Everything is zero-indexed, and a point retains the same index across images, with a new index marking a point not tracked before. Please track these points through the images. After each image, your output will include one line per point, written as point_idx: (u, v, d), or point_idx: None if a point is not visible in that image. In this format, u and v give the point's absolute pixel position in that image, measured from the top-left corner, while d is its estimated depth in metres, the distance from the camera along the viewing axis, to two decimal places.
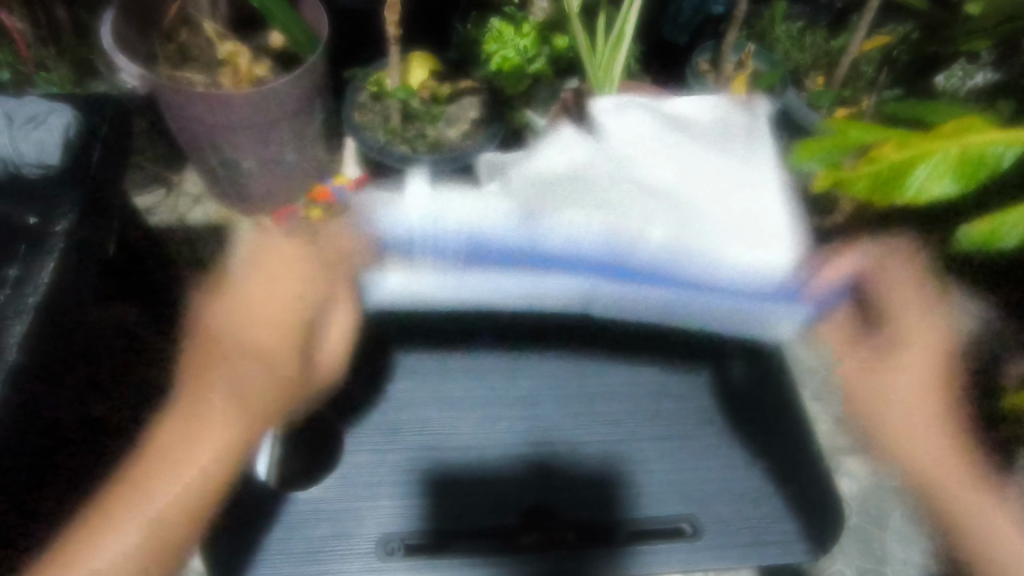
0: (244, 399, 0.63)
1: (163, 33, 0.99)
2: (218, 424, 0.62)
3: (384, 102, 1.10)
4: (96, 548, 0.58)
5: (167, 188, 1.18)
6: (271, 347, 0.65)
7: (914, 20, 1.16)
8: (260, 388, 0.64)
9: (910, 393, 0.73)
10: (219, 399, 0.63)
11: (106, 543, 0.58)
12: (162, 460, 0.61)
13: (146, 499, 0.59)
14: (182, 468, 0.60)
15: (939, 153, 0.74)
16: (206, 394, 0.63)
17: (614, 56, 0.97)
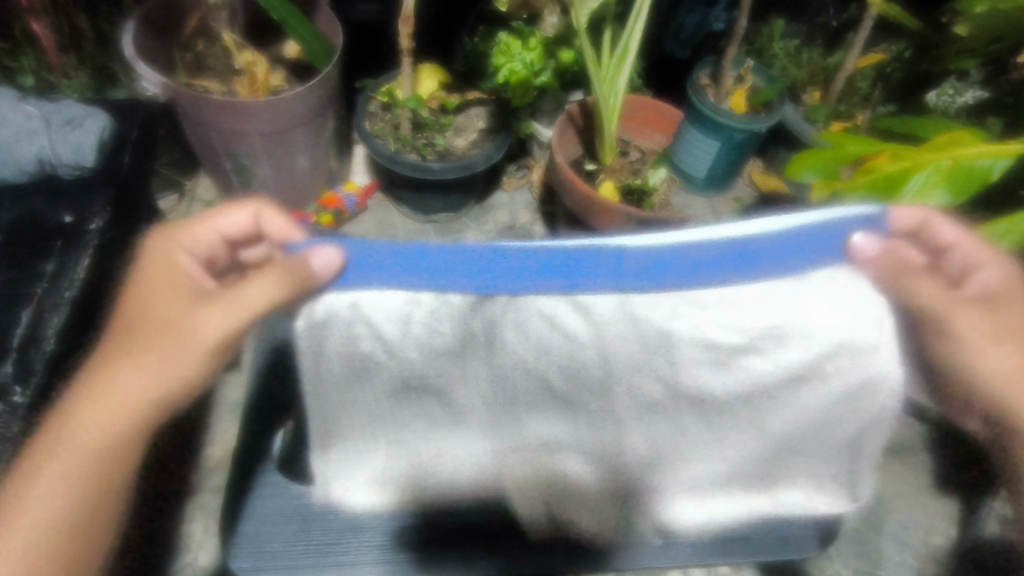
0: (154, 372, 0.53)
1: (181, 42, 1.02)
2: (123, 391, 0.53)
3: (394, 113, 1.13)
4: (10, 514, 0.49)
5: (179, 193, 1.20)
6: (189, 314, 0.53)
7: (906, 40, 1.21)
8: (170, 363, 0.53)
9: (1003, 371, 0.56)
10: (140, 367, 0.53)
11: (15, 504, 0.50)
12: (81, 443, 0.51)
13: (53, 471, 0.51)
14: (86, 432, 0.52)
15: (931, 165, 0.78)
16: (130, 357, 0.53)
17: (619, 70, 1.00)
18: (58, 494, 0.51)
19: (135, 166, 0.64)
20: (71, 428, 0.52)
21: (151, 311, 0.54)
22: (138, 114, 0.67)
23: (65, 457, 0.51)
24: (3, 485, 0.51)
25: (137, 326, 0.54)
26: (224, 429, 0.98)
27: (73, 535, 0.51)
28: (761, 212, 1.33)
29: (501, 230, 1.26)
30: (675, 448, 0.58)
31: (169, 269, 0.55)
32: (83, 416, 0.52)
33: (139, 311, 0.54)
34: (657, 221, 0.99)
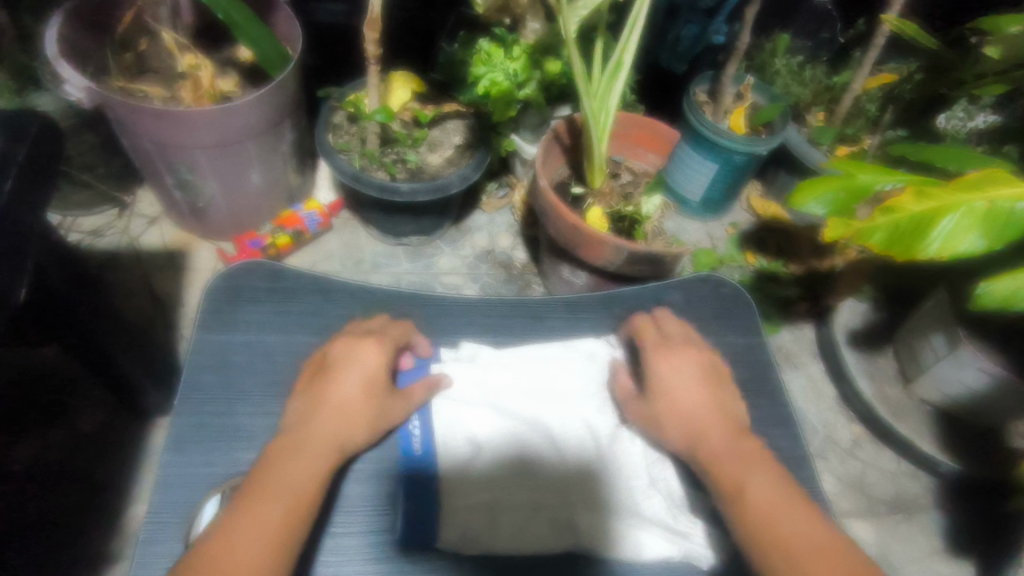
0: (342, 425, 0.58)
1: (117, 41, 0.89)
2: (307, 442, 0.56)
3: (361, 125, 1.01)
4: (241, 522, 0.50)
5: (120, 209, 1.08)
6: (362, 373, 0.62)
7: (918, 59, 1.13)
8: (361, 413, 0.60)
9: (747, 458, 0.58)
10: (324, 431, 0.57)
11: (260, 501, 0.51)
12: (283, 483, 0.53)
13: (275, 490, 0.52)
14: (298, 462, 0.54)
15: (964, 206, 0.69)
16: (318, 415, 0.58)
17: (612, 86, 0.90)
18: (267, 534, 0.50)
19: (19, 194, 0.52)
20: (288, 455, 0.55)
21: (335, 374, 0.61)
22: (29, 129, 0.55)
23: (290, 463, 0.54)
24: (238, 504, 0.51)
25: (327, 381, 0.61)
26: (151, 484, 0.85)
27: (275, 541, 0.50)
28: (760, 239, 1.25)
29: (479, 255, 1.15)
30: (563, 425, 0.68)
31: (348, 357, 0.63)
32: (300, 438, 0.56)
33: (320, 385, 0.61)
34: (651, 255, 0.89)
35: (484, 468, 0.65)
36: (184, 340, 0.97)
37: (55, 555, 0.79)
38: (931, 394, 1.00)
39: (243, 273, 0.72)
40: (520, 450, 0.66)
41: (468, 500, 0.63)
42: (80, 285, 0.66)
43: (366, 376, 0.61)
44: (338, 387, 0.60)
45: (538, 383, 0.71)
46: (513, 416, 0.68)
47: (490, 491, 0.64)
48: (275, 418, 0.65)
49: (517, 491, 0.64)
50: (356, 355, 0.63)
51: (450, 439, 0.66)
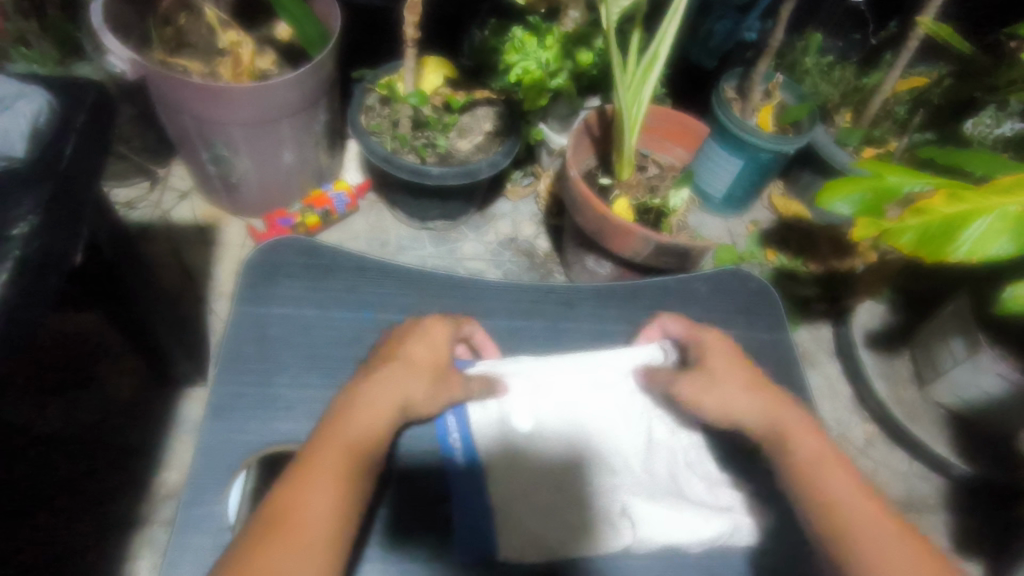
0: (404, 388, 0.56)
1: (159, 15, 0.90)
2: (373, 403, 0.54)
3: (393, 108, 1.02)
4: (300, 493, 0.48)
5: (151, 181, 1.10)
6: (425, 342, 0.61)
7: (950, 64, 1.13)
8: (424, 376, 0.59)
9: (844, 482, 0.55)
10: (385, 393, 0.55)
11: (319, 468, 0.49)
12: (343, 442, 0.51)
13: (326, 458, 0.50)
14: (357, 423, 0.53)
15: (996, 210, 0.70)
16: (386, 375, 0.57)
17: (645, 79, 0.91)
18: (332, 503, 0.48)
19: (79, 159, 0.54)
20: (352, 412, 0.54)
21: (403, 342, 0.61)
22: (88, 98, 0.57)
23: (352, 421, 0.53)
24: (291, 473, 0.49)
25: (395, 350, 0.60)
26: (179, 452, 0.87)
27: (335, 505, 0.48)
28: (781, 238, 1.25)
29: (502, 242, 1.17)
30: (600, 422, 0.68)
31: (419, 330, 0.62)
32: (361, 398, 0.55)
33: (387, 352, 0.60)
34: (678, 248, 0.89)
35: (521, 463, 0.64)
36: (212, 314, 0.99)
37: (85, 517, 0.81)
38: (947, 398, 1.01)
39: (281, 248, 0.73)
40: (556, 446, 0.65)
41: (505, 494, 0.62)
42: (122, 251, 0.68)
43: (428, 346, 0.61)
44: (404, 354, 0.59)
45: (581, 383, 0.69)
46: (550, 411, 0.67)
47: (527, 486, 0.63)
48: (310, 390, 0.66)
49: (562, 488, 0.63)
50: (421, 326, 0.62)
51: (495, 434, 0.65)
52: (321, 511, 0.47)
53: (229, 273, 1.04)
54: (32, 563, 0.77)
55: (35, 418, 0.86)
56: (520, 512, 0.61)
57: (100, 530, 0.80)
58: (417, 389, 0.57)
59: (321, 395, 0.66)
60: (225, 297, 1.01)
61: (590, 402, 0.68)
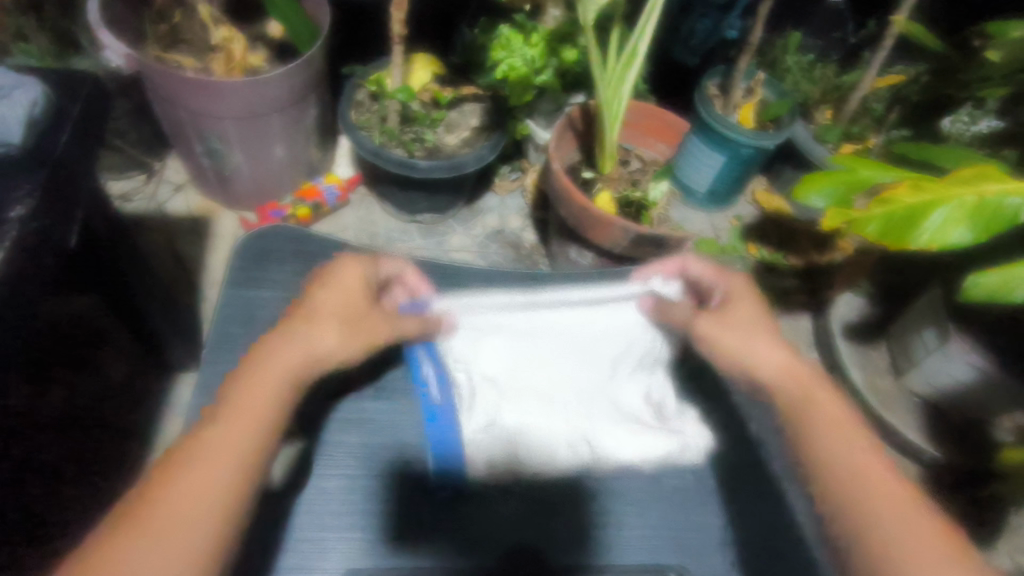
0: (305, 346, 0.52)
1: (153, 12, 0.93)
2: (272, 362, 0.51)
3: (383, 103, 1.05)
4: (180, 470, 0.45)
5: (147, 174, 1.13)
6: (337, 289, 0.57)
7: (926, 63, 1.16)
8: (341, 323, 0.55)
9: (853, 442, 0.53)
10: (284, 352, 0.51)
11: (201, 445, 0.46)
12: (232, 410, 0.48)
13: (216, 433, 0.47)
14: (255, 396, 0.49)
15: (956, 201, 0.72)
16: (286, 331, 0.53)
17: (626, 75, 0.94)
18: (205, 484, 0.45)
19: (73, 148, 0.57)
20: (249, 373, 0.50)
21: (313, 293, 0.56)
22: (83, 89, 0.60)
23: (252, 385, 0.49)
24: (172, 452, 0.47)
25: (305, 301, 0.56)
26: (172, 434, 0.90)
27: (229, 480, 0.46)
28: (762, 232, 1.28)
29: (489, 235, 1.19)
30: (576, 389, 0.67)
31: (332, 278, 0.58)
32: (265, 357, 0.51)
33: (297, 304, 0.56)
34: (656, 238, 0.92)
35: (499, 431, 0.63)
36: (206, 302, 1.02)
37: (78, 493, 0.83)
38: (921, 387, 1.03)
39: (271, 235, 0.77)
40: (534, 415, 0.65)
41: (486, 463, 0.62)
42: (116, 236, 0.71)
43: (340, 291, 0.57)
44: (310, 305, 0.55)
45: (557, 350, 0.68)
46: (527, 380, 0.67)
47: (506, 454, 0.63)
48: None
49: (540, 461, 0.63)
50: (336, 271, 0.58)
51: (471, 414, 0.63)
52: (201, 481, 0.45)
53: (221, 262, 1.06)
54: (27, 538, 0.79)
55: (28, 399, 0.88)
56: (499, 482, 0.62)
57: (93, 508, 0.83)
58: (323, 341, 0.53)
59: None
60: (217, 285, 1.04)
61: (566, 369, 0.68)
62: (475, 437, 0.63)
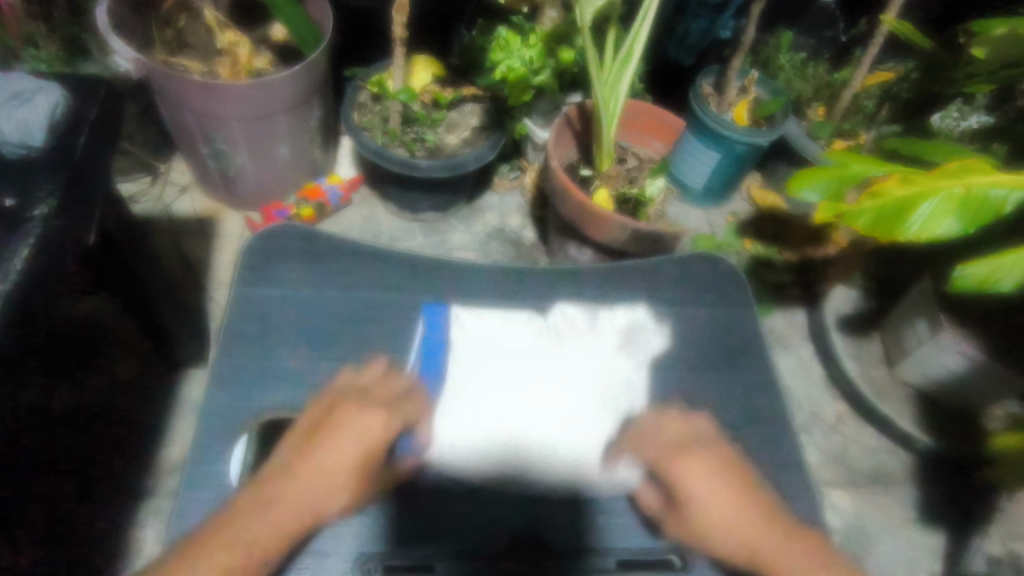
0: (356, 445, 0.60)
1: (160, 17, 0.95)
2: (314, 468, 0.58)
3: (384, 104, 1.08)
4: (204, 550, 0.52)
5: (153, 176, 1.15)
6: (371, 414, 0.62)
7: (915, 60, 1.18)
8: (387, 423, 0.62)
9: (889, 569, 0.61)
10: (333, 449, 0.59)
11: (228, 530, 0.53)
12: (266, 506, 0.55)
13: (245, 521, 0.54)
14: (302, 491, 0.57)
15: (943, 193, 0.75)
16: (332, 436, 0.59)
17: (622, 74, 0.96)
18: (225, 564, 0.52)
19: (91, 149, 0.59)
20: (293, 480, 0.57)
21: (344, 426, 0.61)
22: (99, 92, 0.62)
23: (295, 484, 0.57)
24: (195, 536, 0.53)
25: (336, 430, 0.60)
26: (182, 430, 0.92)
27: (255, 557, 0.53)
28: (757, 227, 1.31)
29: (489, 233, 1.22)
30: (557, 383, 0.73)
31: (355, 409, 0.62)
32: (307, 465, 0.58)
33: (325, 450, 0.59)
34: (653, 233, 0.95)
35: (483, 416, 0.69)
36: (212, 301, 1.04)
37: (92, 487, 0.86)
38: (913, 377, 1.06)
39: (279, 233, 0.79)
40: (515, 403, 0.71)
41: (472, 446, 0.68)
42: (130, 235, 0.73)
43: (376, 418, 0.62)
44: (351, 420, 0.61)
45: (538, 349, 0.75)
46: (512, 373, 0.73)
47: (490, 439, 0.68)
48: (307, 364, 0.72)
49: (521, 448, 0.68)
50: (360, 414, 0.61)
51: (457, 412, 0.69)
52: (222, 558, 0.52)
53: (227, 262, 1.09)
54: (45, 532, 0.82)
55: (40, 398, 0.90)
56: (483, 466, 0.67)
57: (107, 502, 0.85)
58: (375, 437, 0.61)
59: (319, 368, 0.72)
60: (224, 286, 1.06)
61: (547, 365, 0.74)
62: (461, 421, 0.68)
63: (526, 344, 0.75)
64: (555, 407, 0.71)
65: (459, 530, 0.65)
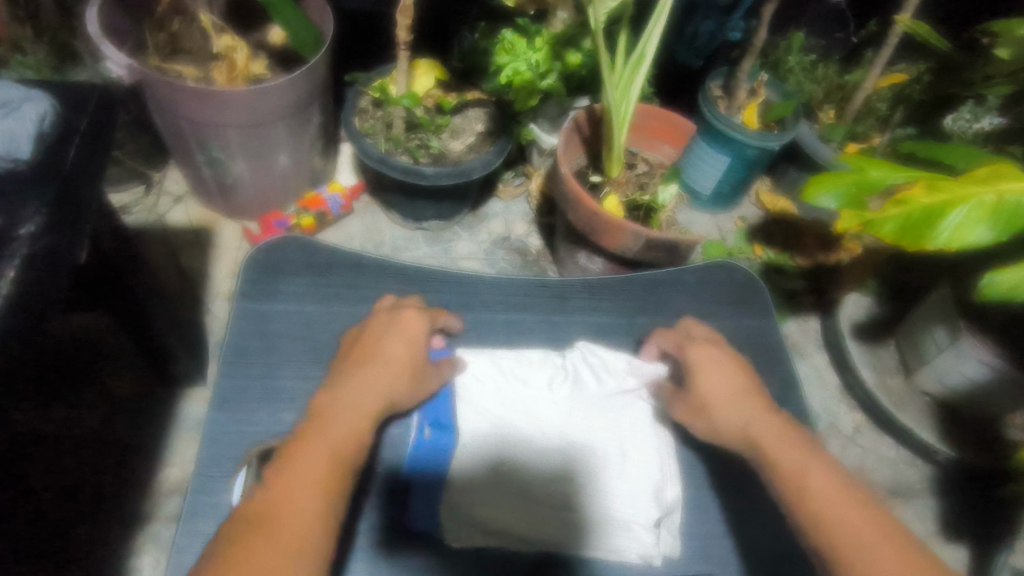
0: (388, 371, 0.60)
1: (154, 21, 0.92)
2: (352, 398, 0.56)
3: (387, 110, 1.04)
4: (267, 524, 0.46)
5: (147, 185, 1.11)
6: (396, 330, 0.64)
7: (928, 61, 1.16)
8: (404, 363, 0.61)
9: None
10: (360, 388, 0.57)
11: (292, 478, 0.49)
12: (319, 446, 0.51)
13: (305, 469, 0.49)
14: (343, 424, 0.54)
15: (973, 199, 0.72)
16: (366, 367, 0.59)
17: (633, 78, 0.93)
18: (284, 538, 0.45)
19: (84, 162, 0.56)
20: (334, 410, 0.55)
21: (373, 351, 0.61)
22: (90, 102, 0.58)
23: (334, 428, 0.53)
24: (249, 511, 0.46)
25: (368, 350, 0.62)
26: (181, 451, 0.88)
27: (322, 515, 0.48)
28: (767, 232, 1.28)
29: (495, 241, 1.18)
30: (568, 418, 0.70)
31: (377, 342, 0.63)
32: (346, 397, 0.56)
33: (354, 364, 0.61)
34: (667, 242, 0.92)
35: (488, 449, 0.67)
36: (211, 315, 1.00)
37: (87, 514, 0.82)
38: (933, 386, 1.03)
39: (281, 246, 0.76)
40: (519, 438, 0.68)
41: (475, 483, 0.65)
42: (125, 251, 0.69)
43: (399, 343, 0.63)
44: (378, 346, 0.62)
45: (548, 380, 0.72)
46: (520, 405, 0.70)
47: (495, 473, 0.65)
48: (312, 384, 0.68)
49: (525, 484, 0.65)
50: (392, 329, 0.64)
51: (468, 444, 0.67)
52: (281, 525, 0.46)
53: (225, 274, 1.05)
54: (38, 563, 0.78)
55: (33, 421, 0.87)
56: (483, 502, 0.63)
57: (102, 529, 0.81)
58: (390, 378, 0.59)
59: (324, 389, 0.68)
60: (222, 299, 1.03)
61: (557, 399, 0.71)
62: (468, 455, 0.66)
63: (535, 376, 0.72)
64: (570, 432, 0.69)
65: (461, 567, 0.61)
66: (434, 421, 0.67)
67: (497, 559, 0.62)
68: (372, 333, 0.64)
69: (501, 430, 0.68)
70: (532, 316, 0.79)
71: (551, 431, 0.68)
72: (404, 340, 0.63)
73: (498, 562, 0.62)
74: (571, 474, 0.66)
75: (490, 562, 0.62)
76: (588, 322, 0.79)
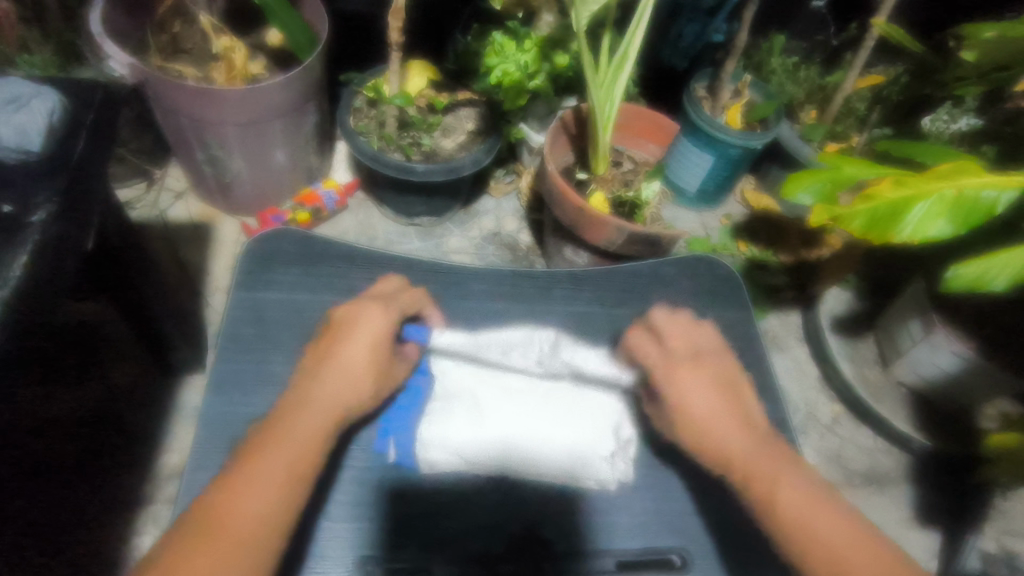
0: (348, 376, 0.59)
1: (156, 22, 0.95)
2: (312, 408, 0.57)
3: (380, 109, 1.08)
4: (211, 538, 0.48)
5: (148, 182, 1.15)
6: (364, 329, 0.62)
7: (905, 63, 1.19)
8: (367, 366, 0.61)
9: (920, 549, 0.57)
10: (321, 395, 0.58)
11: (242, 494, 0.51)
12: (276, 459, 0.53)
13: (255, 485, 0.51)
14: (299, 434, 0.55)
15: (935, 195, 0.75)
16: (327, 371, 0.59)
17: (617, 79, 0.96)
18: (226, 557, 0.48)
19: (89, 154, 0.59)
20: (292, 419, 0.56)
21: (338, 354, 0.61)
22: (95, 98, 0.62)
23: (290, 437, 0.54)
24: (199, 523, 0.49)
25: (333, 351, 0.61)
26: (180, 437, 0.92)
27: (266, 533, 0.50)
28: (751, 230, 1.32)
29: (486, 237, 1.22)
30: (537, 407, 0.73)
31: (342, 343, 0.62)
32: (305, 406, 0.57)
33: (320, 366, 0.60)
34: (649, 236, 0.95)
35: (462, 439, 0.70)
36: (210, 307, 1.04)
37: (88, 496, 0.85)
38: (908, 377, 1.07)
39: (276, 237, 0.79)
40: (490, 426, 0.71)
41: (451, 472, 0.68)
42: (127, 241, 0.73)
43: (364, 345, 0.61)
44: (344, 348, 0.61)
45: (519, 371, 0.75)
46: (490, 397, 0.73)
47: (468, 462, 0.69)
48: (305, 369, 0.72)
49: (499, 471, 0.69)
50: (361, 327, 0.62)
51: (440, 433, 0.70)
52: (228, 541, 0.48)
53: (223, 268, 1.08)
54: (41, 542, 0.81)
55: (35, 408, 0.90)
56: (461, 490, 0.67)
57: (103, 510, 0.84)
58: (348, 385, 0.59)
59: None
60: (221, 293, 1.06)
61: (526, 389, 0.74)
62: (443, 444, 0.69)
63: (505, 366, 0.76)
64: (539, 419, 0.72)
65: (446, 543, 0.65)
66: (406, 406, 0.72)
67: (482, 535, 0.66)
68: (340, 331, 0.63)
69: (472, 418, 0.71)
70: (516, 305, 0.82)
71: (522, 419, 0.72)
72: (369, 340, 0.62)
73: (483, 539, 0.65)
74: (543, 459, 0.70)
75: (475, 538, 0.65)
76: (570, 311, 0.82)
